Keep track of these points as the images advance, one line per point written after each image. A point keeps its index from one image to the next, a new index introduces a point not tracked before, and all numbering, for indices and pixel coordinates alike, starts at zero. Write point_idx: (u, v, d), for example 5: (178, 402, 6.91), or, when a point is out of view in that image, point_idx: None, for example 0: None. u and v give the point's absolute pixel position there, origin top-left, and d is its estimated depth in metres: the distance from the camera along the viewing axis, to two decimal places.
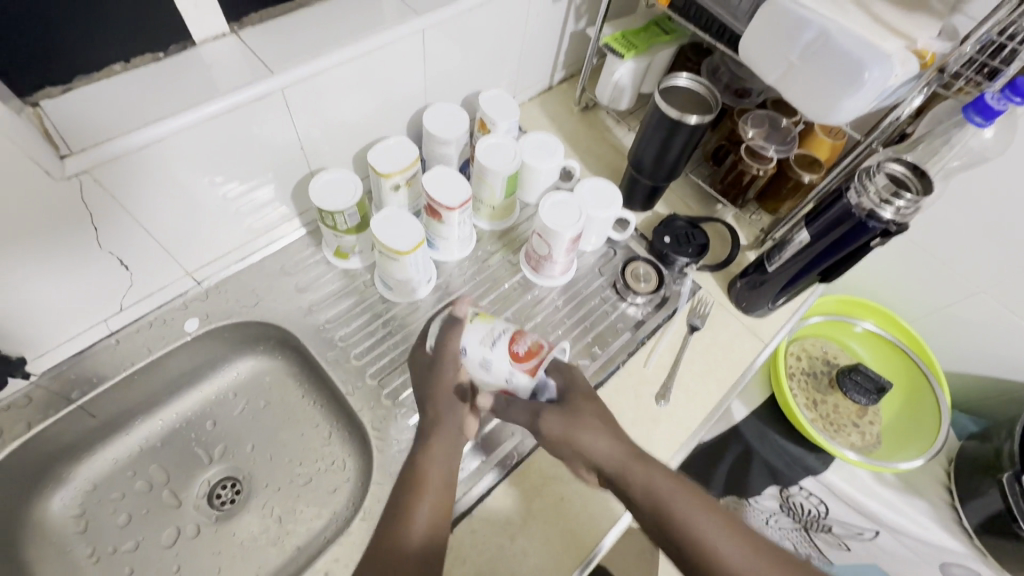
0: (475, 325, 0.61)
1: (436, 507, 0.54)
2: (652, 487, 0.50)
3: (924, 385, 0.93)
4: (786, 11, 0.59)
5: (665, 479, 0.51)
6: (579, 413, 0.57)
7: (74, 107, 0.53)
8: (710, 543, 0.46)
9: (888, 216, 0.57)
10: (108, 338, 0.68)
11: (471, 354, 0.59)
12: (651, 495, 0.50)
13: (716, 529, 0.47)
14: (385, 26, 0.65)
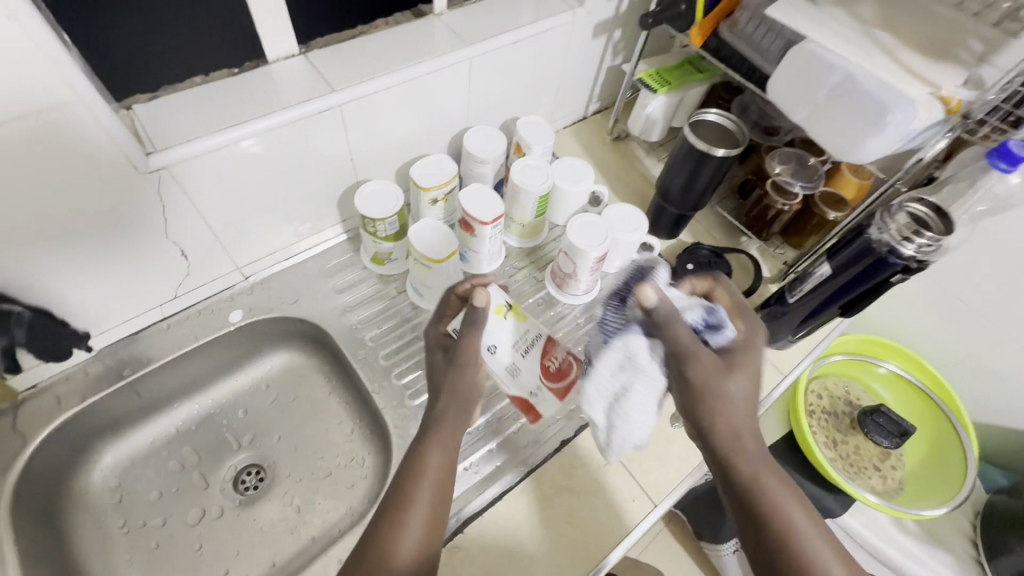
0: (502, 322, 0.62)
1: (442, 493, 0.50)
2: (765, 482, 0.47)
3: (949, 431, 0.91)
4: (813, 55, 0.62)
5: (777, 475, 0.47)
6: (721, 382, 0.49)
7: (159, 111, 0.59)
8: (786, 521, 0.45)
9: (909, 253, 0.58)
10: (160, 323, 0.73)
11: (501, 355, 0.62)
12: (760, 485, 0.46)
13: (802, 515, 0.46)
14: (437, 55, 0.71)
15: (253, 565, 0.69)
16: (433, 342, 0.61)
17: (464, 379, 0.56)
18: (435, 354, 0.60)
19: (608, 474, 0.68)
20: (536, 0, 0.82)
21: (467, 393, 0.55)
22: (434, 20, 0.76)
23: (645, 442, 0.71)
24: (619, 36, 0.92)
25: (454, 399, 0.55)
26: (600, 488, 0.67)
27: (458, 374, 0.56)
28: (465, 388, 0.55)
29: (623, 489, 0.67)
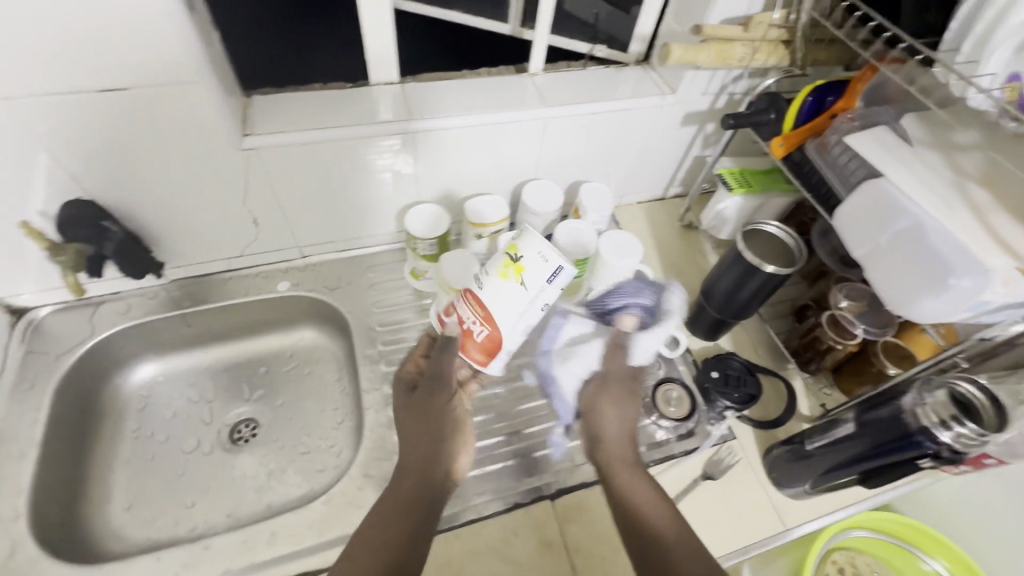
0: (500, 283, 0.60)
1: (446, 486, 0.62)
2: (629, 483, 0.60)
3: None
4: (886, 195, 0.57)
5: (639, 478, 0.61)
6: (621, 384, 0.70)
7: (269, 104, 0.71)
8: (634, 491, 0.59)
9: (945, 440, 0.50)
10: (224, 273, 0.85)
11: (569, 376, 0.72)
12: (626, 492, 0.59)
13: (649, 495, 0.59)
14: (517, 109, 0.78)
15: (214, 508, 0.76)
16: (404, 380, 0.69)
17: (436, 408, 0.66)
18: (402, 396, 0.68)
19: (547, 555, 0.65)
20: (630, 79, 0.85)
21: (438, 404, 0.66)
22: (527, 78, 0.82)
23: (599, 537, 0.66)
24: (711, 129, 0.91)
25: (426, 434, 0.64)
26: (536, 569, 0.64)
27: (432, 408, 0.66)
28: (433, 411, 0.65)
29: None
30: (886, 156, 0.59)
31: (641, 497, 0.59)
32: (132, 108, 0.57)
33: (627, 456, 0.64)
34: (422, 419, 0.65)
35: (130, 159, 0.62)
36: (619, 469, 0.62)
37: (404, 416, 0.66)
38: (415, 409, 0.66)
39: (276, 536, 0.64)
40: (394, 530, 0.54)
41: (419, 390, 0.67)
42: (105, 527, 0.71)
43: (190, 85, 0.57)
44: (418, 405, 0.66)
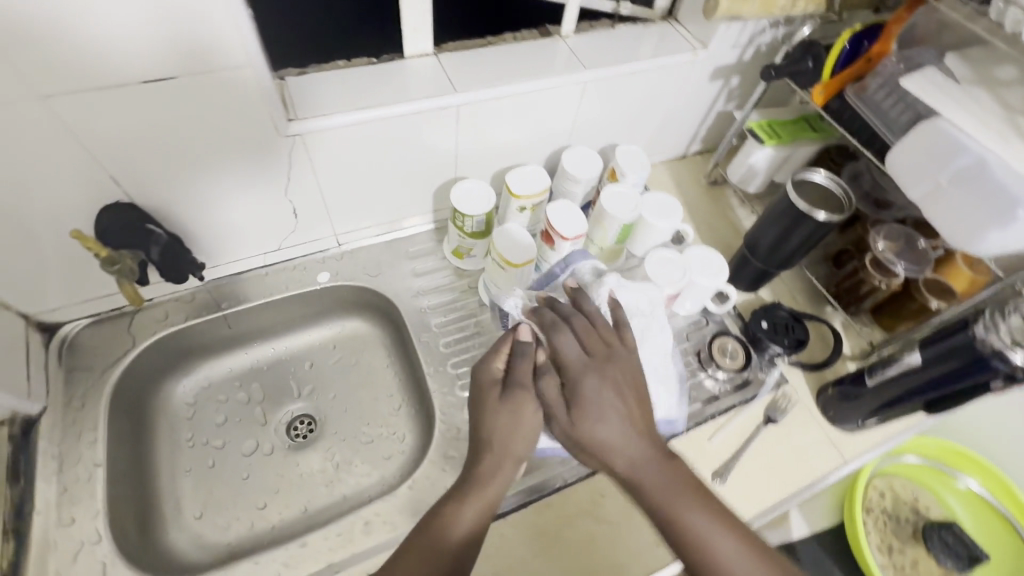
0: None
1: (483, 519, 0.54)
2: (708, 535, 0.49)
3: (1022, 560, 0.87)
4: (944, 133, 0.59)
5: (699, 509, 0.50)
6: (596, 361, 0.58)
7: (303, 84, 0.67)
8: (681, 516, 0.50)
9: (1017, 361, 0.55)
10: (260, 269, 0.81)
11: None
12: (687, 533, 0.49)
13: (705, 518, 0.50)
14: (555, 74, 0.75)
15: (287, 506, 0.75)
16: (487, 379, 0.60)
17: (518, 434, 0.57)
18: (491, 395, 0.59)
19: (637, 512, 0.67)
20: (659, 35, 0.84)
21: (523, 437, 0.57)
22: (558, 41, 0.80)
23: None
24: (736, 83, 0.91)
25: (503, 460, 0.56)
26: (628, 525, 0.66)
27: (513, 425, 0.57)
28: (519, 434, 0.56)
29: (649, 532, 0.66)
30: (941, 96, 0.60)
31: (714, 542, 0.49)
32: (177, 97, 0.54)
33: (675, 482, 0.52)
34: (500, 446, 0.56)
35: (174, 153, 0.59)
36: (669, 506, 0.51)
37: (487, 425, 0.57)
38: (502, 428, 0.57)
39: (370, 525, 0.64)
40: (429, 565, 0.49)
41: (509, 402, 0.57)
42: (183, 537, 0.70)
43: (236, 67, 0.55)
44: (501, 425, 0.57)
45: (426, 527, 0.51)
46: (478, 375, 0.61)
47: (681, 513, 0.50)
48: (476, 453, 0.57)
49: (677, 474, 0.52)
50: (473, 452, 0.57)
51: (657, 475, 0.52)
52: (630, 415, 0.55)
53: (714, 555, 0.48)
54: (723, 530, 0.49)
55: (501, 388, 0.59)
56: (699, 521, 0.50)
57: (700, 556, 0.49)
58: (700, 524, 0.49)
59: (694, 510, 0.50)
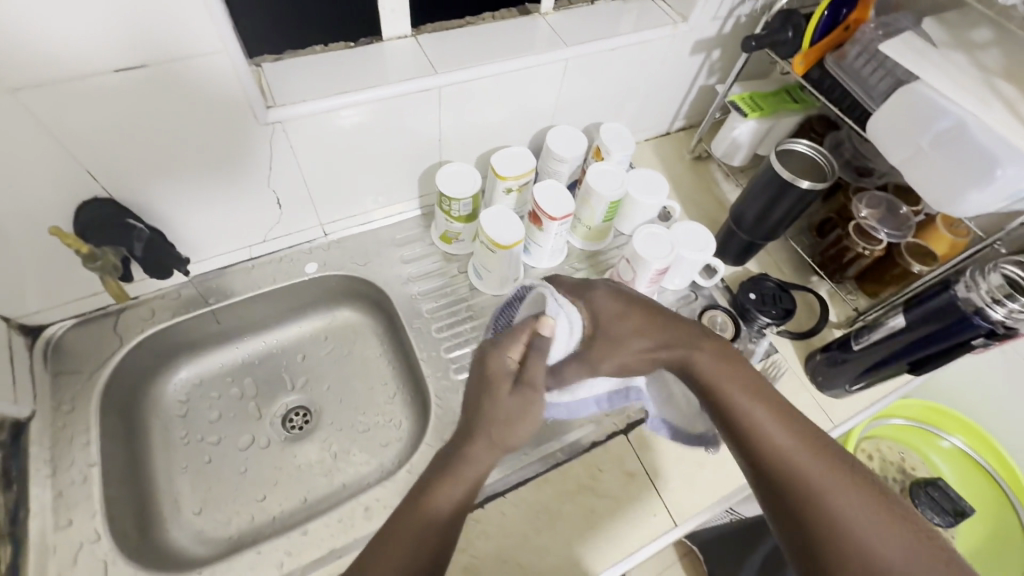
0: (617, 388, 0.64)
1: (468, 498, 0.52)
2: (786, 447, 0.46)
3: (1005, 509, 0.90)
4: (923, 97, 0.60)
5: (742, 385, 0.50)
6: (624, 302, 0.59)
7: (279, 70, 0.66)
8: (758, 427, 0.47)
9: (998, 316, 0.56)
10: (246, 263, 0.80)
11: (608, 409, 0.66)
12: (729, 410, 0.49)
13: (783, 431, 0.47)
14: (536, 52, 0.75)
15: (287, 497, 0.75)
16: (499, 370, 0.57)
17: (516, 426, 0.54)
18: (502, 389, 0.55)
19: (633, 484, 0.68)
20: (639, 10, 0.83)
21: (522, 431, 0.54)
22: (538, 18, 0.79)
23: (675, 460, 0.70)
24: (717, 56, 0.91)
25: (496, 450, 0.53)
26: (626, 497, 0.67)
27: (519, 417, 0.54)
28: (518, 427, 0.54)
29: (645, 503, 0.67)
30: (919, 60, 0.61)
31: (754, 414, 0.48)
32: (150, 87, 0.53)
33: (718, 363, 0.51)
34: (499, 432, 0.54)
35: (151, 145, 0.58)
36: (709, 376, 0.51)
37: (488, 413, 0.54)
38: (505, 417, 0.54)
39: (371, 511, 0.64)
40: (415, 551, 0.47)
41: (519, 396, 0.55)
42: (183, 533, 0.70)
43: (209, 54, 0.53)
44: (501, 416, 0.54)
45: (410, 509, 0.50)
46: (489, 366, 0.57)
47: (722, 391, 0.50)
48: (467, 438, 0.54)
49: (719, 357, 0.52)
50: (466, 434, 0.55)
51: (699, 358, 0.52)
52: (659, 316, 0.56)
53: (801, 471, 0.44)
54: (764, 405, 0.48)
55: (512, 383, 0.56)
56: (776, 431, 0.47)
57: (739, 427, 0.48)
58: (776, 438, 0.46)
59: (771, 421, 0.47)
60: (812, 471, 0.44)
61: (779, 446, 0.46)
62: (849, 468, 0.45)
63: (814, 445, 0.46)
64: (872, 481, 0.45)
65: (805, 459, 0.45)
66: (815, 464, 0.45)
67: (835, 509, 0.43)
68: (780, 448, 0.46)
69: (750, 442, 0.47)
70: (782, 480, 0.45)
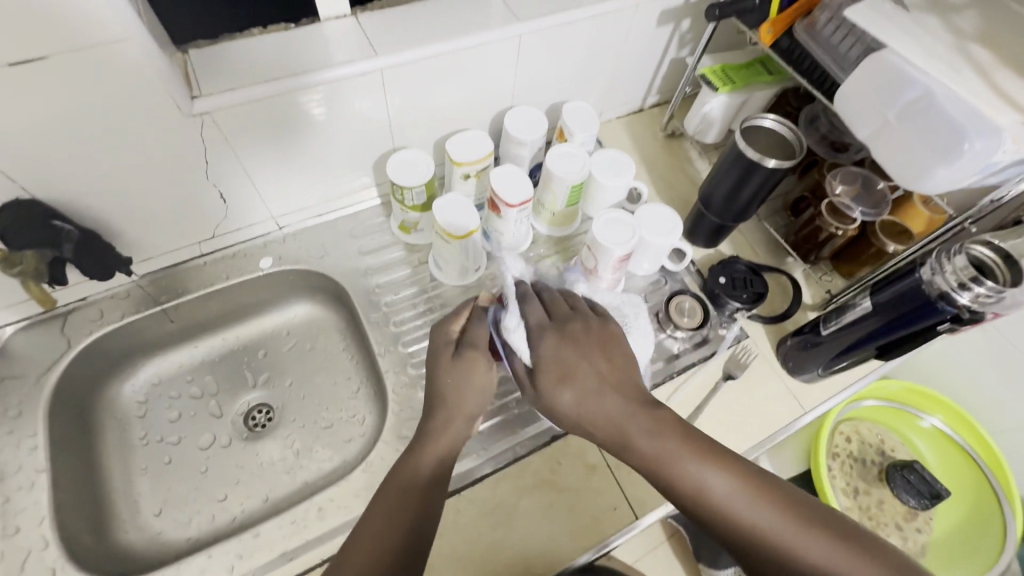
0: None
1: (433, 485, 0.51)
2: (737, 506, 0.45)
3: (986, 489, 0.87)
4: (889, 68, 0.56)
5: (678, 441, 0.48)
6: (559, 337, 0.54)
7: (210, 58, 0.63)
8: (705, 488, 0.46)
9: (963, 301, 0.54)
10: (198, 259, 0.78)
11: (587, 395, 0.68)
12: (683, 487, 0.46)
13: (728, 485, 0.46)
14: (487, 28, 0.71)
15: (248, 496, 0.74)
16: (442, 342, 0.59)
17: (468, 388, 0.56)
18: (443, 357, 0.58)
19: (594, 477, 0.67)
20: None
21: (475, 391, 0.56)
22: None
23: None
24: (687, 26, 0.87)
25: (451, 412, 0.55)
26: (586, 491, 0.66)
27: (467, 380, 0.56)
28: (472, 387, 0.56)
29: (606, 496, 0.66)
30: (887, 26, 0.57)
31: (699, 474, 0.46)
32: (56, 80, 0.50)
33: (657, 431, 0.48)
34: (452, 402, 0.55)
35: (69, 142, 0.55)
36: (654, 451, 0.48)
37: (438, 385, 0.57)
38: (452, 384, 0.56)
39: (324, 511, 0.63)
40: (391, 525, 0.48)
41: (461, 359, 0.57)
42: (141, 536, 0.69)
43: (117, 42, 0.50)
44: (450, 381, 0.56)
45: (391, 479, 0.51)
46: (432, 339, 0.60)
47: (668, 467, 0.47)
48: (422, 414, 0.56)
49: (648, 412, 0.50)
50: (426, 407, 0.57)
51: (639, 435, 0.48)
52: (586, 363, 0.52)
53: (754, 530, 0.44)
54: (722, 475, 0.46)
55: (455, 347, 0.59)
56: (720, 484, 0.46)
57: (705, 507, 0.46)
58: (722, 493, 0.45)
59: (717, 476, 0.46)
60: (782, 535, 0.44)
61: (744, 517, 0.45)
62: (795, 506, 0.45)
63: (782, 507, 0.45)
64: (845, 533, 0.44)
65: (775, 525, 0.44)
66: (759, 510, 0.45)
67: (809, 563, 0.42)
68: (727, 510, 0.45)
69: (702, 503, 0.46)
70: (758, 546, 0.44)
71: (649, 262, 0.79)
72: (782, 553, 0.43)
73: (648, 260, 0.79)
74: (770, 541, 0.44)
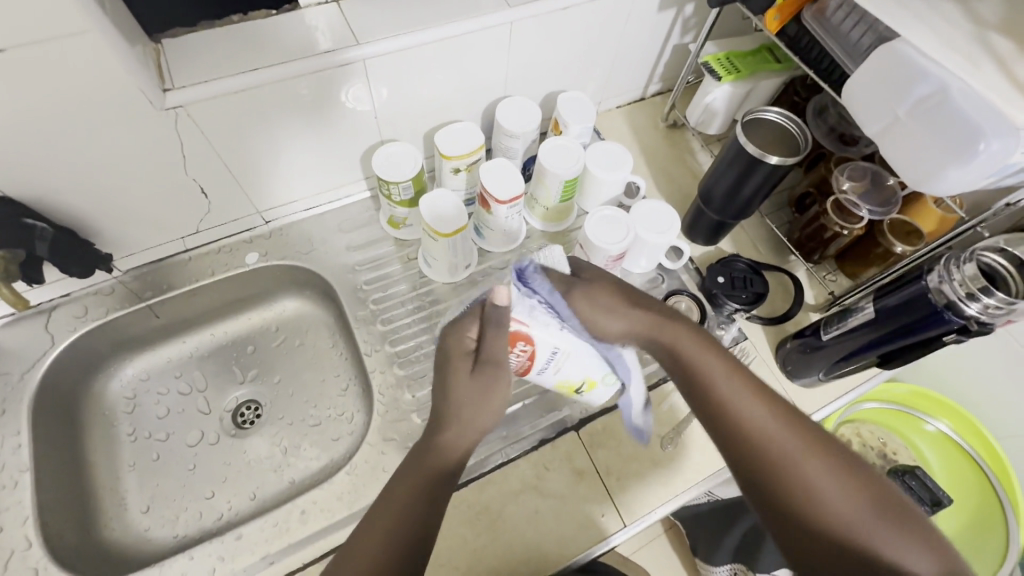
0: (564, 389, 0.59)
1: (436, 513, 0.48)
2: (750, 425, 0.48)
3: (989, 499, 0.85)
4: (902, 60, 0.52)
5: (717, 363, 0.52)
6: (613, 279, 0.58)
7: (184, 49, 0.60)
8: (732, 405, 0.49)
9: (971, 312, 0.52)
10: (183, 254, 0.77)
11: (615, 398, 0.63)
12: (711, 388, 0.51)
13: (756, 410, 0.48)
14: (476, 14, 0.67)
15: (235, 494, 0.73)
16: (458, 353, 0.51)
17: (481, 414, 0.50)
18: (457, 374, 0.50)
19: (581, 483, 0.65)
20: None
21: (489, 412, 0.50)
22: None
23: (627, 457, 0.67)
24: (691, 11, 0.82)
25: (464, 431, 0.49)
26: (573, 497, 0.65)
27: (482, 403, 0.50)
28: (483, 411, 0.50)
29: (594, 502, 0.64)
30: (900, 13, 0.53)
31: (736, 404, 0.49)
32: (18, 76, 0.48)
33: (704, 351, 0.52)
34: (459, 421, 0.49)
35: (37, 138, 0.53)
36: (692, 360, 0.52)
37: (452, 401, 0.50)
38: (468, 406, 0.49)
39: (307, 514, 0.63)
40: (383, 553, 0.44)
41: (480, 377, 0.50)
42: (129, 533, 0.69)
43: (80, 35, 0.48)
44: (463, 400, 0.50)
45: (379, 509, 0.46)
46: (445, 346, 0.52)
47: (705, 374, 0.51)
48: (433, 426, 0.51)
49: (696, 339, 0.53)
50: (433, 424, 0.51)
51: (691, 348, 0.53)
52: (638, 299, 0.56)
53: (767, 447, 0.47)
54: (760, 402, 0.49)
55: (470, 363, 0.50)
56: (746, 407, 0.49)
57: (738, 419, 0.49)
58: (745, 415, 0.48)
59: (746, 401, 0.49)
60: (803, 461, 0.46)
61: (757, 426, 0.48)
62: (820, 444, 0.47)
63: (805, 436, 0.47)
64: (855, 465, 0.46)
65: (784, 442, 0.47)
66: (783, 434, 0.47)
67: (809, 486, 0.45)
68: (746, 427, 0.48)
69: (723, 417, 0.49)
70: (773, 465, 0.46)
71: (644, 261, 0.77)
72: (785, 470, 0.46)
73: (645, 261, 0.77)
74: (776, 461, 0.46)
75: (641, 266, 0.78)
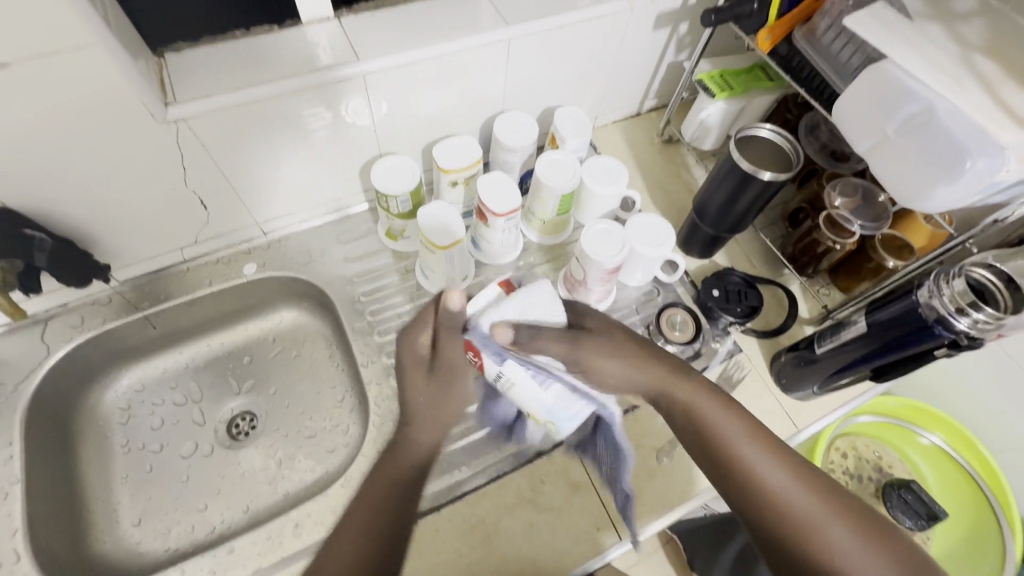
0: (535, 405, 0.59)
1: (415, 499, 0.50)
2: (765, 477, 0.50)
3: (990, 526, 0.84)
4: (890, 80, 0.54)
5: (734, 425, 0.52)
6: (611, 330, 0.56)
7: (187, 64, 0.61)
8: (751, 465, 0.50)
9: (961, 327, 0.53)
10: (181, 265, 0.77)
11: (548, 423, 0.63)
12: (729, 453, 0.51)
13: (773, 469, 0.50)
14: (474, 31, 0.68)
15: (229, 506, 0.73)
16: (410, 358, 0.53)
17: (435, 412, 0.52)
18: (415, 379, 0.53)
19: (576, 496, 0.65)
20: None
21: (451, 408, 0.53)
22: None
23: None
24: (685, 30, 0.84)
25: (424, 427, 0.52)
26: (569, 510, 0.64)
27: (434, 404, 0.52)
28: (439, 415, 0.52)
29: (590, 515, 0.64)
30: (888, 35, 0.54)
31: (756, 464, 0.50)
32: (21, 89, 0.49)
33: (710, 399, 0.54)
34: (423, 420, 0.52)
35: (38, 150, 0.54)
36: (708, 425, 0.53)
37: (409, 403, 0.53)
38: (424, 404, 0.52)
39: (301, 527, 0.62)
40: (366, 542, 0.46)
41: (436, 378, 0.52)
42: (121, 546, 0.68)
43: (84, 49, 0.48)
44: (422, 400, 0.52)
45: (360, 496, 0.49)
46: (399, 354, 0.54)
47: (721, 436, 0.52)
48: (400, 425, 0.53)
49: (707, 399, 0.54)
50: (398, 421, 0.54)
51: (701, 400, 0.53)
52: (648, 352, 0.56)
53: (782, 504, 0.48)
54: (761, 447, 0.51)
55: (426, 368, 0.53)
56: (764, 469, 0.50)
57: (746, 477, 0.50)
58: (765, 476, 0.50)
59: (763, 460, 0.51)
60: (817, 521, 0.48)
61: (775, 487, 0.49)
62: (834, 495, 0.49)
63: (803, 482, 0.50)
64: (867, 520, 0.48)
65: (801, 501, 0.48)
66: (796, 490, 0.49)
67: (833, 544, 0.47)
68: (766, 488, 0.49)
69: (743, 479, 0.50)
70: (781, 517, 0.48)
71: (639, 274, 0.78)
72: (807, 528, 0.47)
73: (640, 273, 0.77)
74: (798, 513, 0.48)
75: (637, 278, 0.79)
